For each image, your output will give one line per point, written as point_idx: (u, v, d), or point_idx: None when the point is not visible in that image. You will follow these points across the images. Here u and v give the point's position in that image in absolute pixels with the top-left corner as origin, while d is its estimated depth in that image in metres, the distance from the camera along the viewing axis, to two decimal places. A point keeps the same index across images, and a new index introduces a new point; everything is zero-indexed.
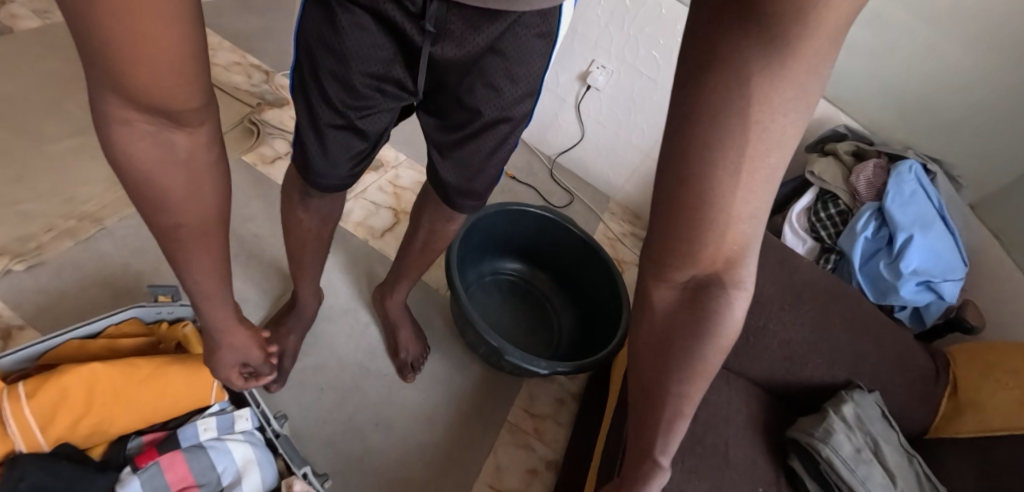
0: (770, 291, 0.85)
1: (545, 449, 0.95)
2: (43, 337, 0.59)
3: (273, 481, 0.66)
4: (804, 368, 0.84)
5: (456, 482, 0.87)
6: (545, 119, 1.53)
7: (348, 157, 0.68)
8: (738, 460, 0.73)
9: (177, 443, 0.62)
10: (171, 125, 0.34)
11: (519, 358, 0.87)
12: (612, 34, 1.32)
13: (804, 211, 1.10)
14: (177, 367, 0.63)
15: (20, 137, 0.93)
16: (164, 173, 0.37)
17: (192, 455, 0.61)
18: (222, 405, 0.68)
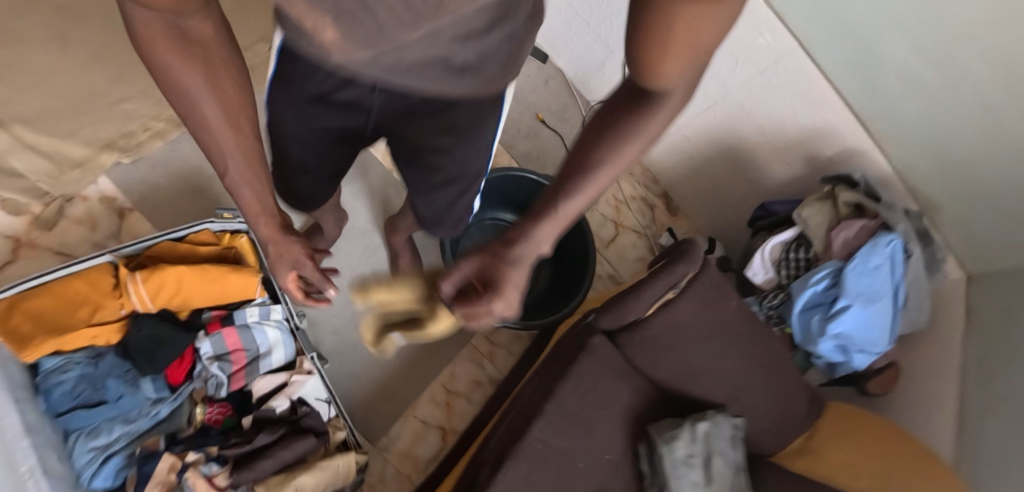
0: (687, 320, 1.00)
1: (493, 369, 1.21)
2: (150, 238, 0.94)
3: (291, 356, 1.01)
4: (692, 383, 1.03)
5: (418, 375, 1.17)
6: (590, 67, 1.53)
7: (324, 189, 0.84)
8: (602, 435, 0.98)
9: (233, 321, 0.97)
10: (178, 17, 0.39)
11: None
12: None
13: (779, 245, 1.17)
14: (234, 273, 0.95)
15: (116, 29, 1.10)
16: (180, 60, 0.43)
17: (242, 330, 0.97)
18: (264, 299, 1.01)
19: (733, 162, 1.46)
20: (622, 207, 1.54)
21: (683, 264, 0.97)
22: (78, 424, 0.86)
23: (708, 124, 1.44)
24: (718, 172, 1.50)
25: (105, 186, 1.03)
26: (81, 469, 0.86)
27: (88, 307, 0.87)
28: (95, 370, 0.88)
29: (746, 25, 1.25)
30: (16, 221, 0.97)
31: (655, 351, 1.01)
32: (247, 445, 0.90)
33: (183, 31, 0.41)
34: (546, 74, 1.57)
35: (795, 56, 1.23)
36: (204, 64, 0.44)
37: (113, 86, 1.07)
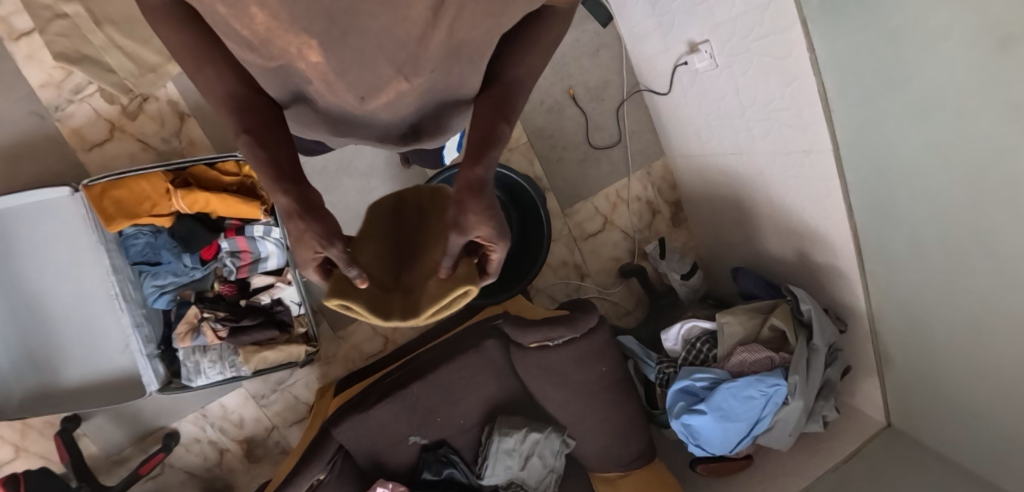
0: (561, 364, 1.21)
1: (439, 309, 1.53)
2: (189, 159, 1.21)
3: (281, 264, 1.34)
4: (551, 405, 1.28)
5: None
6: (651, 53, 1.41)
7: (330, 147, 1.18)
8: (466, 409, 1.29)
9: (245, 232, 1.28)
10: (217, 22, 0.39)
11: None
12: (734, 30, 1.13)
13: (695, 328, 1.26)
14: (246, 203, 1.24)
15: None
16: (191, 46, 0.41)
17: (251, 240, 1.29)
18: (268, 220, 1.29)
19: (739, 211, 1.39)
20: (622, 205, 1.56)
21: (574, 326, 1.17)
22: (146, 271, 1.25)
23: (730, 166, 1.34)
24: (727, 213, 1.43)
25: (172, 90, 1.28)
26: (147, 295, 1.27)
27: (149, 202, 1.18)
28: (156, 241, 1.24)
29: (792, 100, 1.08)
30: (110, 108, 1.26)
31: (539, 373, 1.23)
32: (234, 321, 1.28)
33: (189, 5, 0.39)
34: (602, 41, 1.46)
35: (824, 159, 1.08)
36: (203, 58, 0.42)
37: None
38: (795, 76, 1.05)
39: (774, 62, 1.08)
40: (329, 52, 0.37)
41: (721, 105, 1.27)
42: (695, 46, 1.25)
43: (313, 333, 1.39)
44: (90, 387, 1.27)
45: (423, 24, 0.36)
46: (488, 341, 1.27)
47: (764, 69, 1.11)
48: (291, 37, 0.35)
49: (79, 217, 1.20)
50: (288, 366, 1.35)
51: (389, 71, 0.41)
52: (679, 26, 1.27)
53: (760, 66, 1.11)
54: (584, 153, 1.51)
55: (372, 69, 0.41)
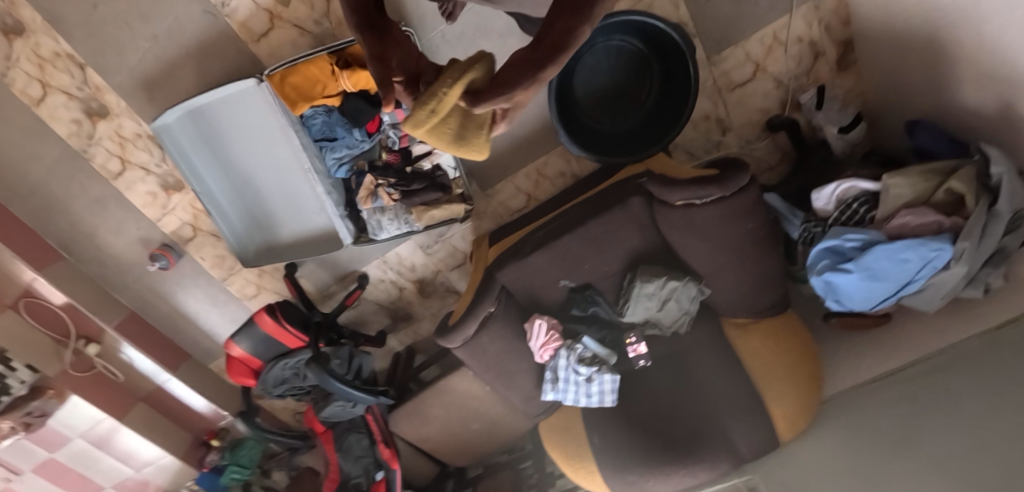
0: (701, 222, 1.28)
1: (576, 169, 1.60)
2: (345, 39, 1.29)
3: None
4: (690, 257, 1.38)
5: (528, 156, 1.58)
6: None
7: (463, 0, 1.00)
8: (606, 262, 1.44)
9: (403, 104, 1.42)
10: None
11: (563, 138, 1.38)
12: None
13: (855, 188, 1.22)
14: None
15: None
16: None
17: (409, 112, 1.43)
18: None
19: (932, 51, 1.19)
20: (780, 48, 1.39)
21: (717, 186, 1.22)
22: (326, 147, 1.44)
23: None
24: (916, 51, 1.23)
25: None
26: (330, 167, 1.47)
27: (320, 85, 1.33)
28: (330, 119, 1.40)
29: None
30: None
31: (679, 227, 1.32)
32: (404, 186, 1.49)
33: None
34: None
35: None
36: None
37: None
38: None
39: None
40: None
41: None
42: None
43: (467, 194, 1.56)
44: (301, 241, 1.58)
45: None
46: (631, 200, 1.34)
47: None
48: None
49: (267, 103, 1.37)
50: (450, 222, 1.56)
51: None
52: None
53: None
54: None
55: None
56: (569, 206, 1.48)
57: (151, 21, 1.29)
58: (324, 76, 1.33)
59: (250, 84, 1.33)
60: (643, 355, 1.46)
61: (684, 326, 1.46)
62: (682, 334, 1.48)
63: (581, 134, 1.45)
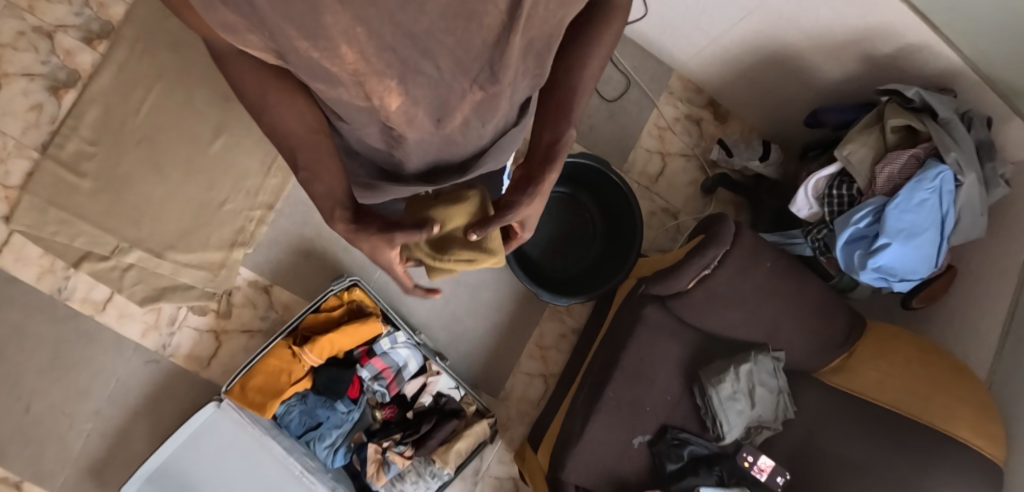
0: (721, 286, 1.18)
1: (573, 321, 1.50)
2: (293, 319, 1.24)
3: (422, 361, 1.34)
4: (737, 331, 1.22)
5: (521, 335, 1.47)
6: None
7: None
8: (663, 382, 1.23)
9: (376, 351, 1.31)
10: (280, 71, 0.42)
11: (545, 296, 1.31)
12: None
13: (823, 179, 1.19)
14: (364, 326, 1.27)
15: (188, 144, 1.29)
16: (267, 94, 0.45)
17: (385, 356, 1.31)
18: (389, 330, 1.32)
19: (781, 65, 1.33)
20: (668, 132, 1.54)
21: (716, 244, 1.14)
22: (312, 438, 1.26)
23: (740, 38, 1.31)
24: (770, 76, 1.37)
25: (247, 273, 1.33)
26: (325, 459, 1.28)
27: (285, 374, 1.24)
28: (307, 404, 1.28)
29: None
30: (207, 319, 1.32)
31: (697, 309, 1.21)
32: (414, 435, 1.29)
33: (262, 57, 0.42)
34: None
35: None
36: (265, 80, 0.43)
37: (214, 192, 1.30)
38: None
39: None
40: (408, 86, 0.39)
41: None
42: None
43: (484, 409, 1.35)
44: None
45: (501, 28, 0.35)
46: (646, 310, 1.22)
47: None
48: (376, 77, 0.36)
49: (236, 421, 1.25)
50: (481, 447, 1.32)
51: (464, 85, 0.41)
52: None
53: None
54: (605, 113, 1.50)
55: (451, 87, 0.41)
56: (591, 357, 1.32)
57: (92, 397, 1.26)
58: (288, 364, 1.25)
59: (211, 409, 1.23)
60: (775, 470, 1.17)
61: (790, 408, 1.21)
62: (793, 418, 1.21)
63: (556, 287, 1.40)
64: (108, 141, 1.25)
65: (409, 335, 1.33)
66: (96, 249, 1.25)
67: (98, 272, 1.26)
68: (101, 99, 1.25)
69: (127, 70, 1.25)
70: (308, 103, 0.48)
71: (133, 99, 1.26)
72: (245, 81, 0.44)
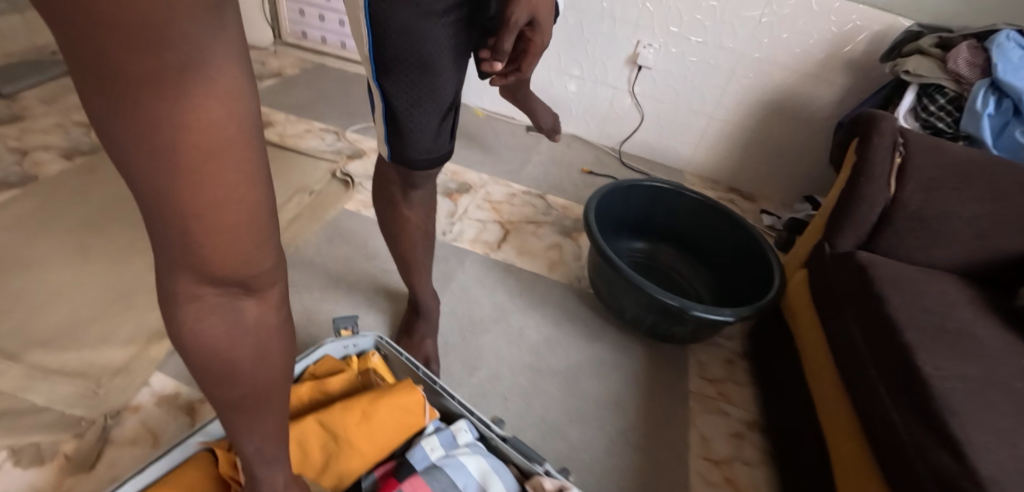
0: (937, 175, 0.77)
1: (740, 411, 0.86)
2: None
3: (516, 487, 0.60)
4: (1000, 242, 0.76)
5: (674, 451, 0.78)
6: (600, 110, 1.44)
7: (438, 112, 0.59)
8: (991, 339, 0.64)
9: (412, 468, 0.59)
10: (241, 291, 0.34)
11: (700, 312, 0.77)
12: (652, 11, 1.26)
13: (910, 110, 1.04)
14: (387, 396, 0.61)
15: (136, 229, 0.94)
16: (233, 344, 0.34)
17: (431, 476, 0.56)
18: (437, 424, 0.64)
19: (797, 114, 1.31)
20: None
21: (887, 121, 0.83)
22: None
23: (739, 102, 1.33)
24: (788, 132, 1.35)
25: (160, 385, 0.74)
26: None
27: None
28: None
29: None
30: (41, 472, 0.63)
31: (929, 230, 0.77)
32: None
33: (232, 324, 0.34)
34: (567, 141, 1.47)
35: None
36: (241, 321, 0.34)
37: (152, 274, 0.86)
38: None
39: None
40: None
41: (691, 64, 1.31)
42: (635, 55, 1.33)
43: None
44: None
45: None
46: (861, 254, 0.74)
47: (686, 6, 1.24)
48: None
49: None
50: None
51: None
52: (609, 63, 1.37)
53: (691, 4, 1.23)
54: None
55: None
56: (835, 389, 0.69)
57: None
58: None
59: None
60: None
61: None
62: None
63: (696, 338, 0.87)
64: (18, 227, 0.89)
65: (478, 424, 0.64)
66: None
67: None
68: (41, 194, 0.96)
69: (94, 173, 1.03)
70: (284, 343, 0.39)
71: (84, 195, 0.98)
72: (213, 347, 0.34)
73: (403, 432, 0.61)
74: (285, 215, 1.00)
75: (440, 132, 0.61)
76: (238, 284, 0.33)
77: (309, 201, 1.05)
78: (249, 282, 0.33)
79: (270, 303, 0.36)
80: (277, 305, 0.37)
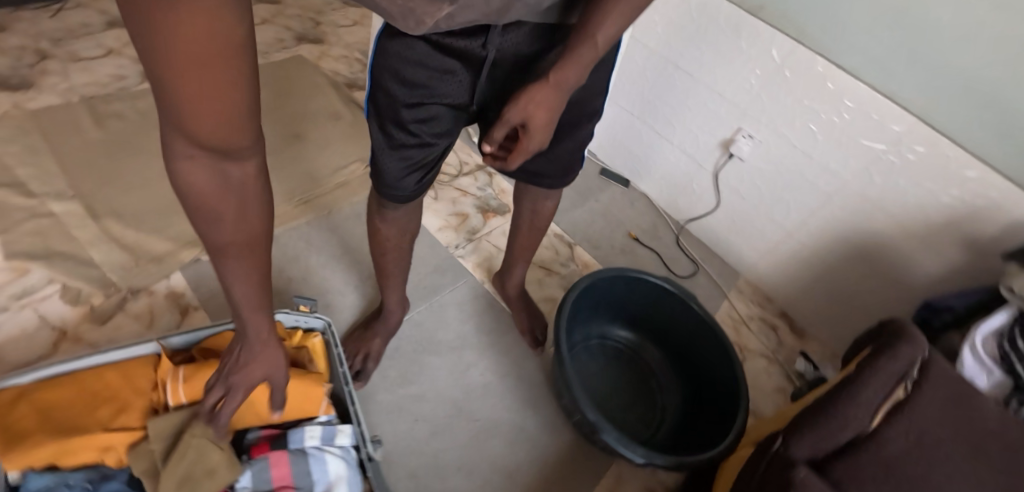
0: (937, 431, 0.67)
1: None
2: (199, 329, 0.76)
3: None
4: None
5: None
6: (678, 182, 1.38)
7: (407, 169, 0.72)
8: None
9: (286, 443, 0.70)
10: (225, 159, 0.40)
11: (607, 437, 0.76)
12: (764, 102, 1.18)
13: (993, 333, 0.85)
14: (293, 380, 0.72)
15: None
16: (217, 197, 0.43)
17: (296, 458, 0.69)
18: (328, 418, 0.74)
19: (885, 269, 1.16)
20: (743, 327, 1.25)
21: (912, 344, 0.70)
22: None
23: (823, 226, 1.20)
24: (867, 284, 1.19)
25: (175, 283, 0.91)
26: None
27: (110, 405, 0.67)
28: None
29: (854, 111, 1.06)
30: (72, 313, 0.84)
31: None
32: None
33: (225, 185, 0.42)
34: (634, 197, 1.43)
35: (921, 130, 1.01)
36: (225, 184, 0.42)
37: None
38: (845, 100, 1.07)
39: (801, 90, 1.12)
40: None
41: (785, 171, 1.21)
42: (730, 141, 1.26)
43: None
44: None
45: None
46: (801, 468, 0.63)
47: (799, 109, 1.14)
48: None
49: None
50: None
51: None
52: (703, 139, 1.30)
53: (807, 112, 1.13)
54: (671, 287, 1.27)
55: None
56: None
57: None
58: (131, 393, 0.69)
59: None
60: None
61: None
62: None
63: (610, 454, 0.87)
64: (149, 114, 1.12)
65: (358, 435, 0.72)
66: (32, 184, 0.95)
67: (4, 205, 0.91)
68: None
69: None
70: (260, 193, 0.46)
71: None
72: (196, 194, 0.42)
73: (300, 414, 0.72)
74: (335, 179, 1.13)
75: (405, 185, 0.74)
76: (221, 153, 0.39)
77: (361, 173, 1.17)
78: (232, 150, 0.39)
79: (251, 168, 0.43)
80: (255, 171, 0.44)
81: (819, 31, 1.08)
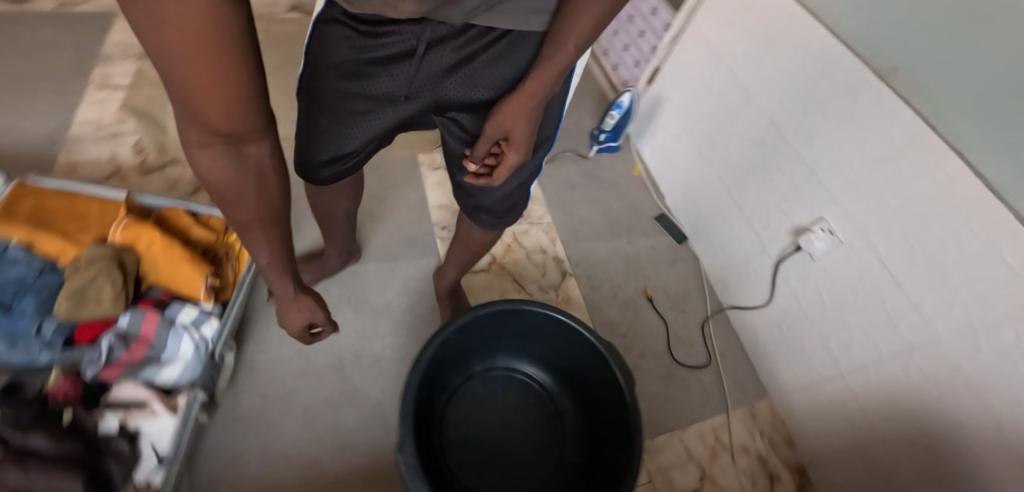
0: None
1: None
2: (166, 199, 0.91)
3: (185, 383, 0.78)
4: None
5: None
6: (735, 259, 1.14)
7: (331, 152, 0.69)
8: None
9: (165, 310, 0.81)
10: (235, 146, 0.45)
11: (405, 460, 0.66)
12: (861, 195, 0.90)
13: None
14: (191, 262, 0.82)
15: None
16: (237, 178, 0.48)
17: (163, 324, 0.79)
18: (210, 308, 0.83)
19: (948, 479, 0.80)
20: (723, 453, 0.98)
21: None
22: None
23: (887, 382, 0.88)
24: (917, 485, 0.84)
25: None
26: None
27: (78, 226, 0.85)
28: (30, 279, 0.80)
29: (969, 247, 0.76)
30: (128, 158, 1.06)
31: None
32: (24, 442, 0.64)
33: (238, 168, 0.47)
34: (681, 257, 1.22)
35: None
36: (244, 167, 0.48)
37: None
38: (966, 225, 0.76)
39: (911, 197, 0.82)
40: None
41: (858, 289, 0.91)
42: (804, 229, 0.99)
43: None
44: None
45: None
46: None
47: (901, 217, 0.84)
48: None
49: None
50: None
51: None
52: (776, 217, 1.04)
53: (910, 223, 0.83)
54: (662, 371, 1.03)
55: None
56: None
57: None
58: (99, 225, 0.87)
59: None
60: None
61: None
62: None
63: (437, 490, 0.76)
64: None
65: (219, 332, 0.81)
66: None
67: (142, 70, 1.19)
68: None
69: None
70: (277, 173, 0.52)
71: None
72: (209, 178, 0.47)
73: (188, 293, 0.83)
74: None
75: (331, 167, 0.71)
76: (231, 139, 0.44)
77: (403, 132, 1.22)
78: (241, 135, 0.44)
79: (263, 150, 0.48)
80: (265, 153, 0.49)
81: (964, 118, 0.77)
